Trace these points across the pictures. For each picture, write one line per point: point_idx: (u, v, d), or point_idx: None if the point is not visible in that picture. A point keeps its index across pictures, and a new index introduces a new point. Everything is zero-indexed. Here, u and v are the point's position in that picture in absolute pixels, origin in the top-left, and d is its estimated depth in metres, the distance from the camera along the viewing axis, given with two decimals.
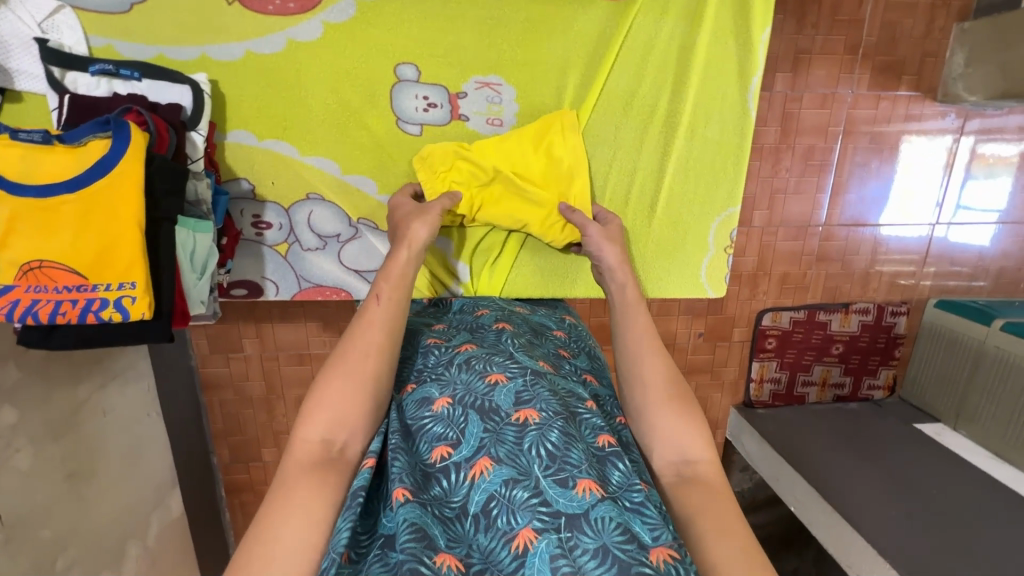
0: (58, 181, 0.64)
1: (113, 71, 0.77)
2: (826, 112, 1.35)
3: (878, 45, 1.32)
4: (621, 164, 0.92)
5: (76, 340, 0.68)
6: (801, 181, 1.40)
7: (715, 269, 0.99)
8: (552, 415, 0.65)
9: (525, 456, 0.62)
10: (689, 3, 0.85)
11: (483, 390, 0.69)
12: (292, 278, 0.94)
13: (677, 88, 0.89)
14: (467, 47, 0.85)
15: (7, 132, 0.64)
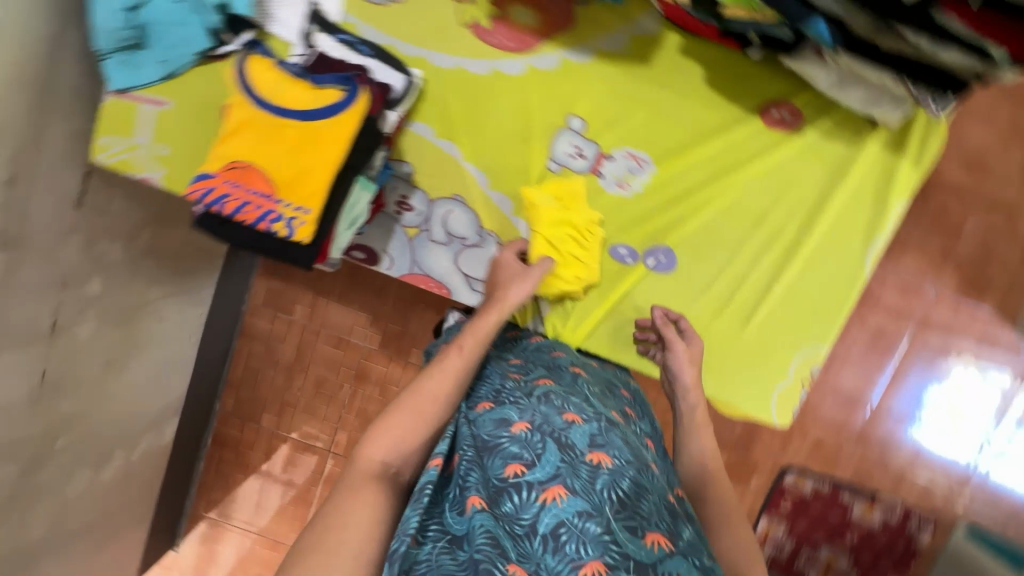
0: (295, 109, 0.75)
1: (353, 43, 0.91)
2: (906, 300, 1.40)
3: (971, 259, 1.38)
4: (732, 271, 0.98)
5: (236, 239, 0.76)
6: (864, 357, 1.43)
7: (788, 397, 1.01)
8: (625, 464, 0.66)
9: (598, 494, 0.62)
10: (840, 155, 0.93)
11: (561, 425, 0.69)
12: (407, 260, 1.03)
13: (806, 222, 0.96)
14: (636, 123, 0.95)
15: (273, 58, 0.76)
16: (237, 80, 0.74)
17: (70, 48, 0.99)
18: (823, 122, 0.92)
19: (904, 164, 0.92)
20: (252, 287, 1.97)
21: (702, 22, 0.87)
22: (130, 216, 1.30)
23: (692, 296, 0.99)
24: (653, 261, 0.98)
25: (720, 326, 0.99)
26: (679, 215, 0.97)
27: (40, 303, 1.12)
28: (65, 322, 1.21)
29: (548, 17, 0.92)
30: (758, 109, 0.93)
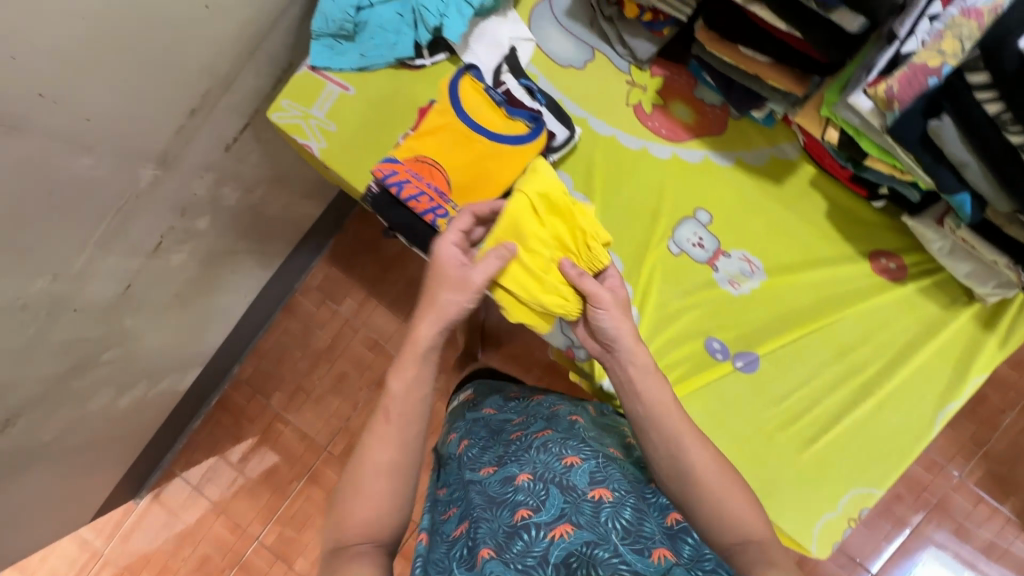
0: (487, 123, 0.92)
1: (532, 90, 1.01)
2: (929, 475, 1.42)
3: (1000, 455, 1.41)
4: (808, 391, 1.02)
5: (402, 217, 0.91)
6: (874, 519, 1.41)
7: (830, 530, 1.01)
8: (623, 496, 0.73)
9: (601, 525, 0.69)
10: (933, 314, 1.00)
11: (561, 470, 0.76)
12: None
13: (889, 365, 1.00)
14: (754, 232, 1.04)
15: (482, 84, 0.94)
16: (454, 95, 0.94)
17: (287, 22, 1.12)
18: (924, 281, 1.00)
19: (992, 341, 0.98)
20: (313, 269, 2.04)
21: (840, 163, 0.97)
22: (260, 174, 1.40)
23: (765, 403, 1.03)
24: (740, 361, 1.03)
25: (784, 439, 1.02)
26: (772, 325, 1.03)
27: (159, 222, 1.19)
28: (167, 247, 1.27)
29: (704, 121, 1.04)
30: (869, 254, 1.01)
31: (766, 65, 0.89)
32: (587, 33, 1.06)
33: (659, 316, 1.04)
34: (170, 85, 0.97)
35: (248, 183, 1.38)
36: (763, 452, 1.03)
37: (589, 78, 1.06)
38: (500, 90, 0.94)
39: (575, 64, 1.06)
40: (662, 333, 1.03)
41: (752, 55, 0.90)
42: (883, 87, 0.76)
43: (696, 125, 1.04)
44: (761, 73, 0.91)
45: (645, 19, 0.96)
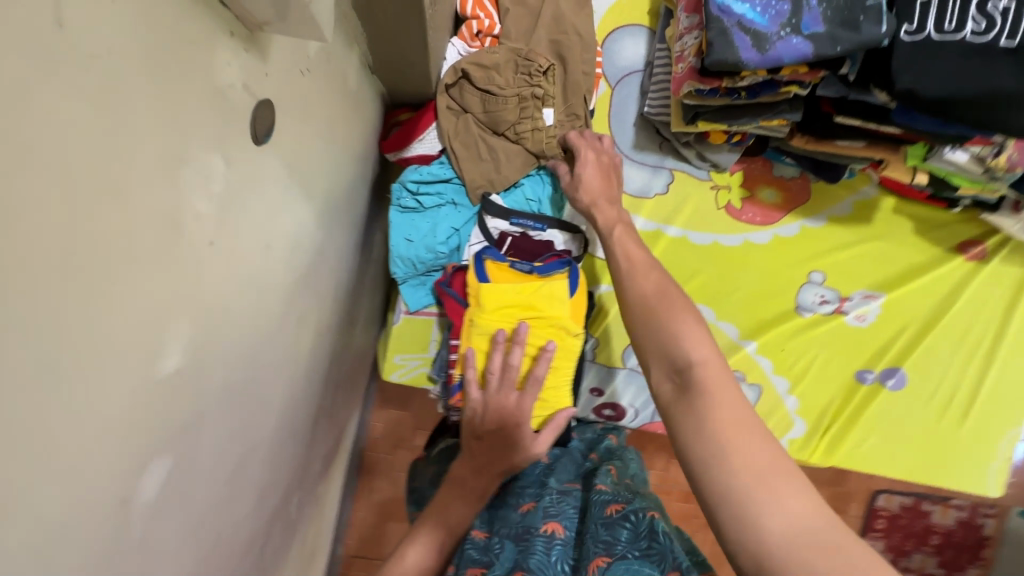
0: (521, 291, 0.86)
1: (530, 224, 0.91)
2: None
3: None
4: (947, 378, 1.16)
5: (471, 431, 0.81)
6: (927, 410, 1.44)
7: (1001, 474, 1.17)
8: (577, 532, 0.65)
9: (551, 567, 0.60)
10: (1017, 274, 1.15)
11: (518, 517, 0.68)
12: (651, 411, 1.06)
13: (1000, 328, 1.16)
14: (858, 270, 1.12)
15: (507, 262, 0.88)
16: (479, 274, 0.87)
17: (350, 273, 0.98)
18: (1002, 252, 1.14)
19: None
20: (369, 421, 1.84)
21: (920, 190, 1.06)
22: (342, 402, 1.25)
23: (927, 403, 1.16)
24: (889, 379, 1.14)
25: (945, 425, 1.16)
26: (907, 340, 1.14)
27: (300, 526, 1.06)
28: (304, 538, 1.13)
29: (790, 194, 1.08)
30: (958, 249, 1.14)
31: (862, 147, 0.94)
32: (660, 157, 1.03)
33: (815, 378, 1.12)
34: (303, 426, 0.84)
35: (336, 420, 1.24)
36: (929, 440, 1.16)
37: (676, 198, 1.04)
38: (527, 260, 0.90)
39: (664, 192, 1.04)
40: (824, 392, 1.13)
41: (847, 144, 0.93)
42: (1003, 154, 0.85)
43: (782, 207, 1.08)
44: (855, 153, 0.95)
45: (733, 139, 0.96)
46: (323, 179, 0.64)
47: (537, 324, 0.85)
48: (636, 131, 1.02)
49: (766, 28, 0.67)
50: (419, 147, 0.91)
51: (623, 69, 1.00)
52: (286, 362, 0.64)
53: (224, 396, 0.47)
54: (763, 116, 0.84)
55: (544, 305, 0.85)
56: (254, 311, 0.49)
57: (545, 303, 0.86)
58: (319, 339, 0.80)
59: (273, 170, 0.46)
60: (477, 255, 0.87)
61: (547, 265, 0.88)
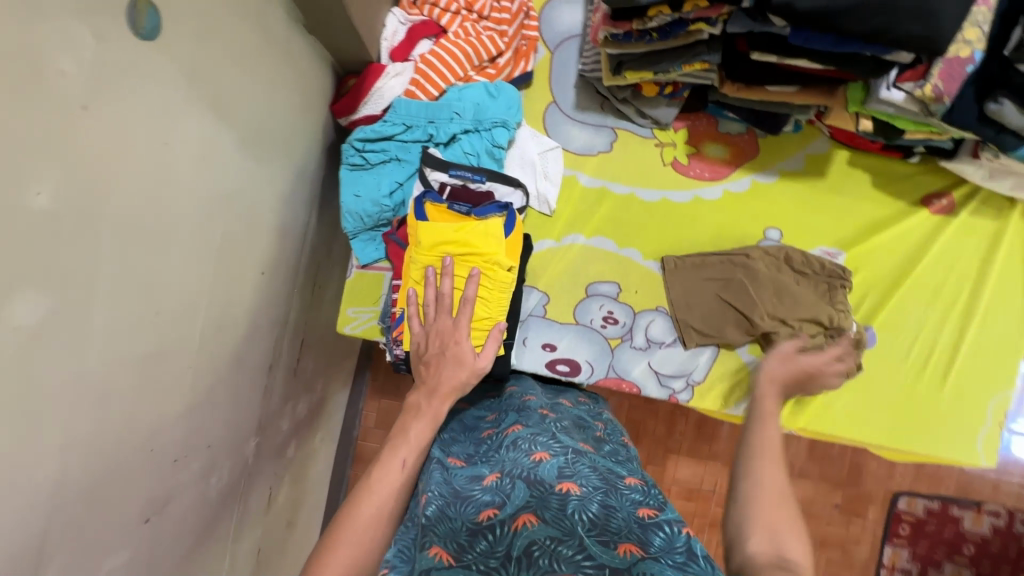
0: (456, 228, 0.90)
1: (469, 176, 0.95)
2: None
3: None
4: (922, 338, 1.12)
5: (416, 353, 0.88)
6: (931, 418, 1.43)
7: (992, 441, 1.11)
8: (595, 489, 0.57)
9: (569, 518, 0.52)
10: (991, 228, 1.11)
11: (529, 464, 0.62)
12: (605, 365, 1.07)
13: (976, 286, 1.11)
14: (817, 226, 1.10)
15: (445, 203, 0.92)
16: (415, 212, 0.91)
17: (308, 231, 1.04)
18: (971, 206, 1.10)
19: None
20: (362, 408, 1.89)
21: (871, 141, 1.05)
22: (317, 370, 1.31)
23: (901, 364, 1.11)
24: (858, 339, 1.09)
25: (923, 388, 1.11)
26: (875, 297, 1.11)
27: (265, 479, 1.10)
28: (272, 495, 1.18)
29: (737, 149, 1.09)
30: (923, 202, 1.11)
31: (795, 92, 0.94)
32: (602, 117, 1.06)
33: None
34: (250, 364, 0.90)
35: (311, 386, 1.29)
36: (905, 404, 1.12)
37: (622, 155, 1.07)
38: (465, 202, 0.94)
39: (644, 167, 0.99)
40: None
41: (779, 89, 0.94)
42: (928, 85, 0.83)
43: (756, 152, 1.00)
44: (790, 100, 0.96)
45: (667, 90, 0.99)
46: (248, 113, 0.71)
47: (470, 257, 0.89)
48: (577, 93, 1.06)
49: None
50: (365, 109, 0.97)
51: (562, 33, 1.05)
52: (211, 277, 0.70)
53: (121, 269, 0.53)
54: (683, 59, 0.87)
55: (478, 241, 0.89)
56: (156, 201, 0.55)
57: (478, 239, 0.89)
58: (262, 277, 0.86)
59: (167, 71, 0.53)
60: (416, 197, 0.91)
61: (484, 208, 0.93)
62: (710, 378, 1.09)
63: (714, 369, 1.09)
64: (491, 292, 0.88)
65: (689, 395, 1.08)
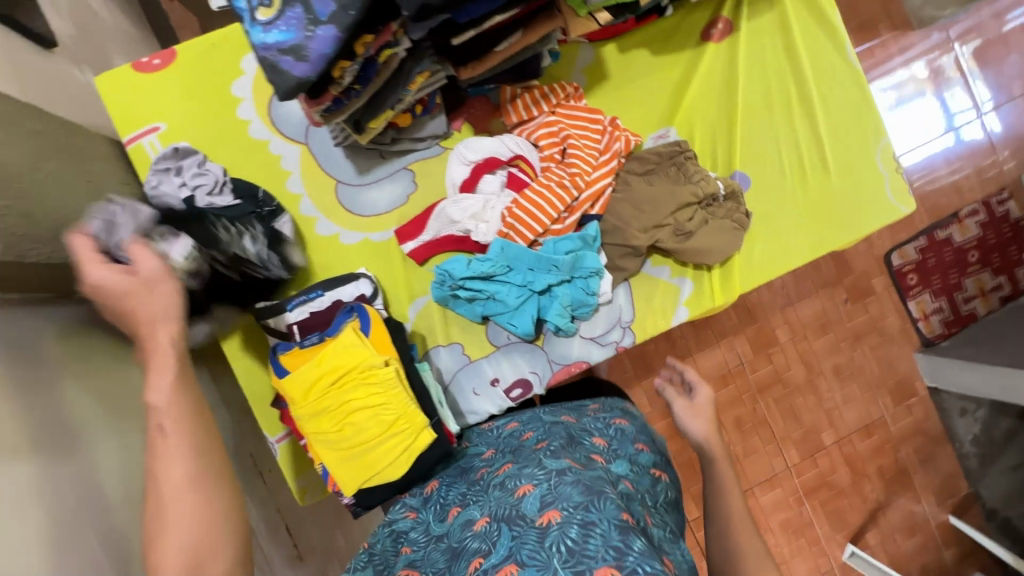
0: (313, 360, 0.81)
1: (306, 297, 0.95)
2: None
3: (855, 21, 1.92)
4: (784, 148, 1.12)
5: (375, 492, 0.80)
6: None
7: (898, 187, 1.14)
8: (573, 509, 0.59)
9: (544, 550, 0.56)
10: (773, 18, 1.11)
11: (513, 502, 0.64)
12: (544, 364, 1.04)
13: (796, 73, 1.12)
14: (631, 121, 1.09)
15: (295, 345, 0.84)
16: (272, 370, 0.83)
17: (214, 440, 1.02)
18: (744, 14, 1.10)
19: None
20: None
21: (621, 23, 1.04)
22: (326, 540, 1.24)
23: (780, 182, 1.12)
24: None
25: (814, 186, 1.12)
26: (722, 143, 1.11)
27: None
28: None
29: None
30: (702, 39, 1.10)
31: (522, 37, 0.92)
32: (388, 166, 1.03)
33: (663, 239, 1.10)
34: None
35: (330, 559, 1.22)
36: (810, 209, 1.13)
37: (429, 185, 1.04)
38: (314, 334, 0.86)
39: (499, 177, 1.01)
40: None
41: (508, 44, 0.92)
42: None
43: (585, 110, 1.03)
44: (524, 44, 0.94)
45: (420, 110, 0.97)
46: (24, 424, 0.66)
47: (342, 379, 0.79)
48: (354, 160, 1.02)
49: (296, 38, 0.69)
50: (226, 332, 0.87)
51: (300, 123, 1.01)
52: None
53: None
54: (403, 82, 0.85)
55: (341, 357, 0.80)
56: None
57: (339, 355, 0.80)
58: None
59: None
60: (269, 356, 0.84)
61: (333, 324, 0.85)
62: (638, 310, 1.07)
63: (637, 300, 1.07)
64: (384, 397, 0.79)
65: (631, 335, 1.07)
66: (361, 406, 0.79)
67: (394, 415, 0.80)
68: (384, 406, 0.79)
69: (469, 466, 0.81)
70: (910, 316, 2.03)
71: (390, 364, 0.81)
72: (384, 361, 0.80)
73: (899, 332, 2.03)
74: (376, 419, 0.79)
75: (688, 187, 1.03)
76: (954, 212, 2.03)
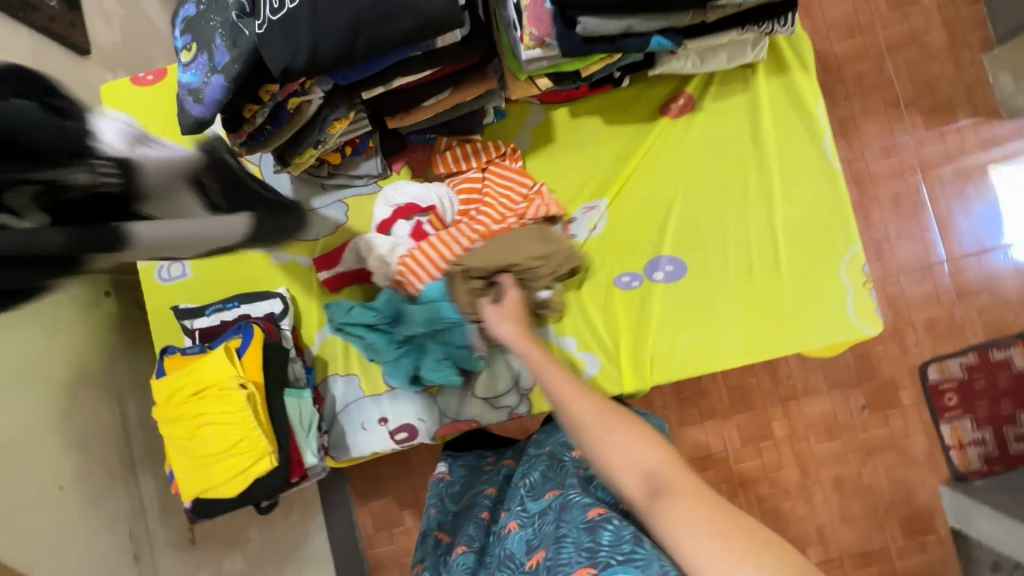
0: (183, 370, 0.87)
1: (222, 306, 1.02)
2: (895, 159, 1.62)
3: (917, 94, 1.62)
4: (733, 237, 1.04)
5: (210, 504, 0.87)
6: (900, 227, 1.62)
7: (862, 302, 1.00)
8: (552, 535, 0.61)
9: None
10: (744, 100, 1.05)
11: (507, 552, 0.66)
12: (433, 415, 1.05)
13: (760, 161, 1.04)
14: (569, 186, 1.07)
15: (180, 351, 0.91)
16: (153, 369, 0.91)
17: (133, 418, 1.11)
18: (709, 94, 1.05)
19: (796, 72, 1.03)
20: None
21: (573, 88, 1.01)
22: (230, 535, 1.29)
23: (722, 273, 1.04)
24: (661, 273, 1.04)
25: (761, 284, 1.03)
26: (663, 221, 1.05)
27: None
28: None
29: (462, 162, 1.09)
30: (660, 113, 1.05)
31: (451, 94, 0.92)
32: (326, 197, 1.08)
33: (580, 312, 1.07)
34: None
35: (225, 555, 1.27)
36: (752, 307, 1.03)
37: (360, 220, 1.08)
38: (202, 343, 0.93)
39: (411, 224, 1.02)
40: (600, 317, 1.05)
41: (437, 100, 0.93)
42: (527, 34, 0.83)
43: (515, 171, 1.02)
44: (455, 102, 0.94)
45: (353, 150, 1.02)
46: None
47: (201, 393, 0.86)
48: (297, 186, 1.08)
49: (196, 82, 0.76)
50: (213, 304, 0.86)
51: None
52: None
53: None
54: (319, 126, 0.90)
55: (205, 373, 0.86)
56: None
57: (205, 371, 0.86)
58: (64, 491, 0.93)
59: None
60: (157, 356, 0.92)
61: (218, 339, 0.92)
62: None
63: None
64: (234, 418, 0.84)
65: (528, 404, 1.03)
66: (212, 422, 0.85)
67: (240, 437, 0.85)
68: (231, 427, 0.85)
69: (471, 505, 0.85)
70: (942, 440, 1.61)
71: (248, 388, 0.86)
72: (242, 385, 0.86)
73: (925, 456, 1.61)
74: (223, 437, 0.85)
75: (555, 251, 0.97)
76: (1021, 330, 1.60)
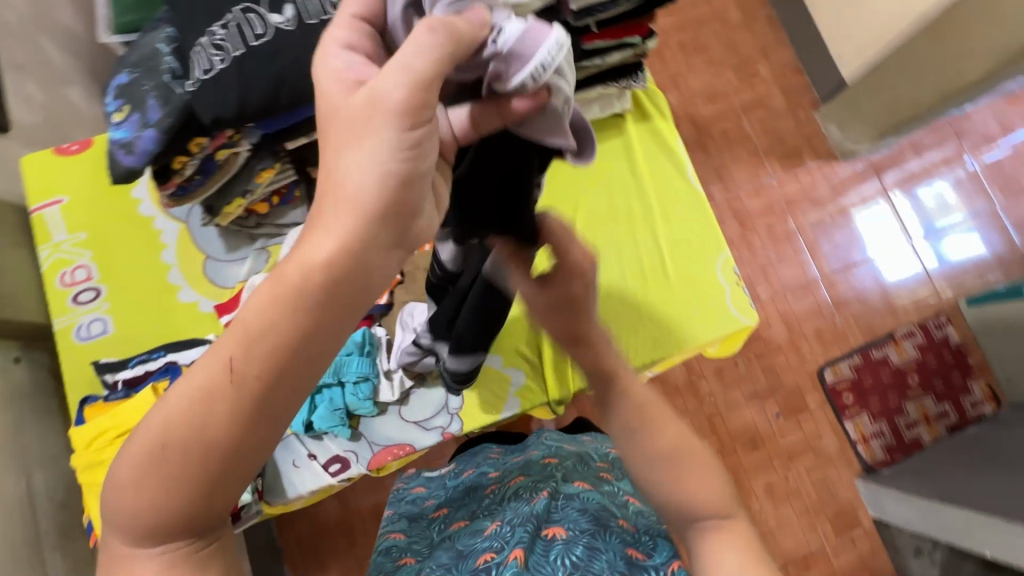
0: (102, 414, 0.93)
1: (146, 355, 1.03)
2: (763, 197, 1.89)
3: (773, 145, 1.93)
4: (625, 253, 1.20)
5: None
6: (778, 252, 1.85)
7: (739, 300, 1.17)
8: (580, 531, 0.68)
9: (550, 565, 0.64)
10: (619, 143, 1.26)
11: (528, 510, 0.74)
12: (364, 446, 1.07)
13: (639, 190, 1.24)
14: None
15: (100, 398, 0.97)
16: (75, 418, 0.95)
17: (40, 494, 1.00)
18: None
19: (656, 121, 1.27)
20: None
21: None
22: None
23: (620, 284, 1.18)
24: None
25: (654, 291, 1.18)
26: None
27: None
28: None
29: None
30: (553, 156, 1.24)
31: None
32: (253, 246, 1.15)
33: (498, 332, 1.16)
34: None
35: None
36: (649, 312, 1.16)
37: None
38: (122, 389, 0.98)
39: None
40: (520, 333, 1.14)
41: None
42: None
43: None
44: None
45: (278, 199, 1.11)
46: None
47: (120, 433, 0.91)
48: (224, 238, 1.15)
49: (128, 136, 0.85)
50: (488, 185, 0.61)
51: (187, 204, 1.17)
52: None
53: None
54: (246, 176, 1.00)
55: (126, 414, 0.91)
56: None
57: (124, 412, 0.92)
58: None
59: None
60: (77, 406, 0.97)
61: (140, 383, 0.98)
62: (466, 399, 1.10)
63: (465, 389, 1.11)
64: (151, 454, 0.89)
65: (458, 423, 1.08)
66: None
67: None
68: None
69: (481, 483, 0.93)
70: (847, 436, 1.73)
71: None
72: None
73: (838, 454, 1.72)
74: None
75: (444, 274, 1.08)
76: (890, 331, 1.80)
